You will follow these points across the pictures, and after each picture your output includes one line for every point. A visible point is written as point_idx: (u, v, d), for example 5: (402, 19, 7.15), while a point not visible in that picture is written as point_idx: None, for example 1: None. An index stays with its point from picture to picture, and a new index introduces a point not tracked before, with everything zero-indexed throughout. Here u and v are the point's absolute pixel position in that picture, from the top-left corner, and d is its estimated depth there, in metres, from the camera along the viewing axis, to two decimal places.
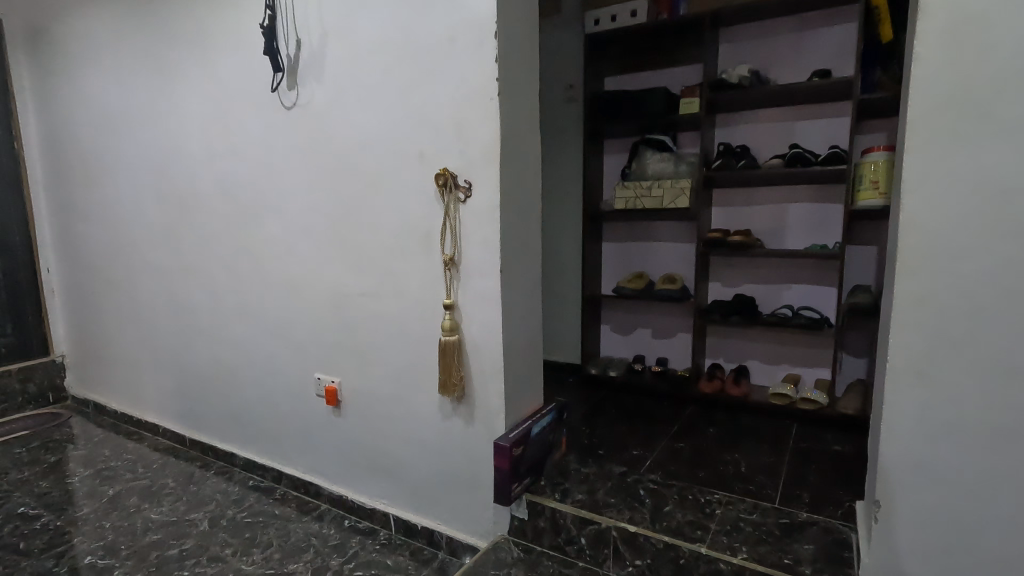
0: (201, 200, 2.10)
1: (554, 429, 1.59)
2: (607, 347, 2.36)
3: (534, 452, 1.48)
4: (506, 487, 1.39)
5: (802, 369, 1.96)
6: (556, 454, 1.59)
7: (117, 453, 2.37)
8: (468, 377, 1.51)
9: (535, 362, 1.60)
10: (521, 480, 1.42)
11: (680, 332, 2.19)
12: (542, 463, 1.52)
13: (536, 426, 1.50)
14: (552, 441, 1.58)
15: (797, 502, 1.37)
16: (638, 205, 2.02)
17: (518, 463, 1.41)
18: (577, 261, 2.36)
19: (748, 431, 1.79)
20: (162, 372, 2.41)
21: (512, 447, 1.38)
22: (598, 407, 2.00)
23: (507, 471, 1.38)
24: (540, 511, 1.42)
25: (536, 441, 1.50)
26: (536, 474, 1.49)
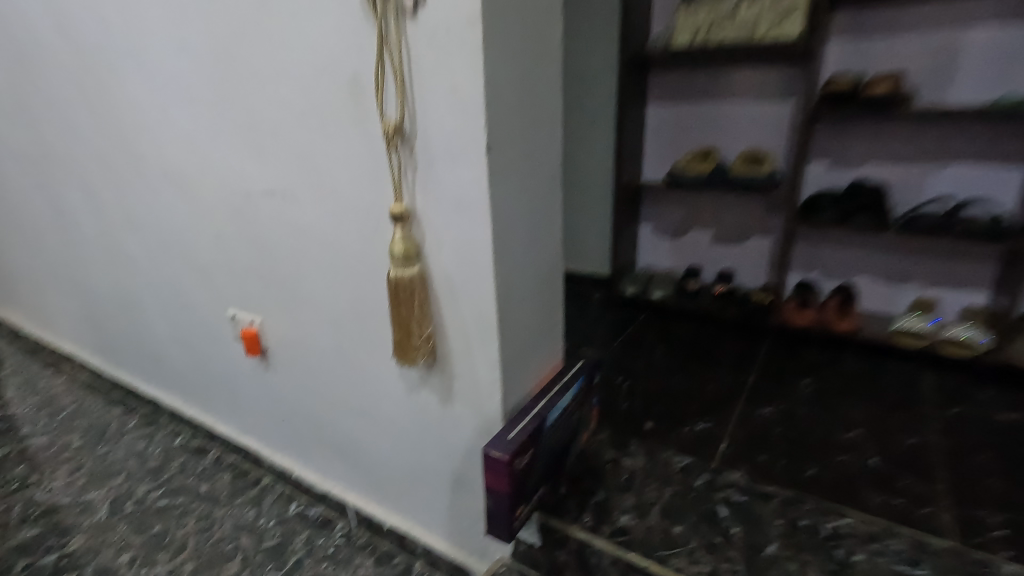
0: (39, 43, 1.37)
1: (580, 406, 1.01)
2: (647, 255, 1.73)
3: (549, 455, 0.92)
4: (505, 520, 0.84)
5: (942, 291, 1.35)
6: (584, 440, 1.04)
7: (22, 394, 1.88)
8: (440, 335, 0.91)
9: (552, 301, 1.00)
10: (529, 503, 0.88)
11: (755, 235, 1.54)
12: (563, 463, 0.97)
13: (554, 413, 0.92)
14: (578, 426, 1.01)
15: (986, 541, 0.84)
16: (711, 38, 1.35)
17: (525, 481, 0.85)
18: (609, 134, 1.67)
19: (864, 386, 1.22)
20: (62, 292, 1.84)
21: (515, 462, 0.81)
22: (639, 345, 1.42)
23: (507, 498, 0.83)
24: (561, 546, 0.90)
25: (554, 436, 0.92)
26: (553, 482, 0.95)
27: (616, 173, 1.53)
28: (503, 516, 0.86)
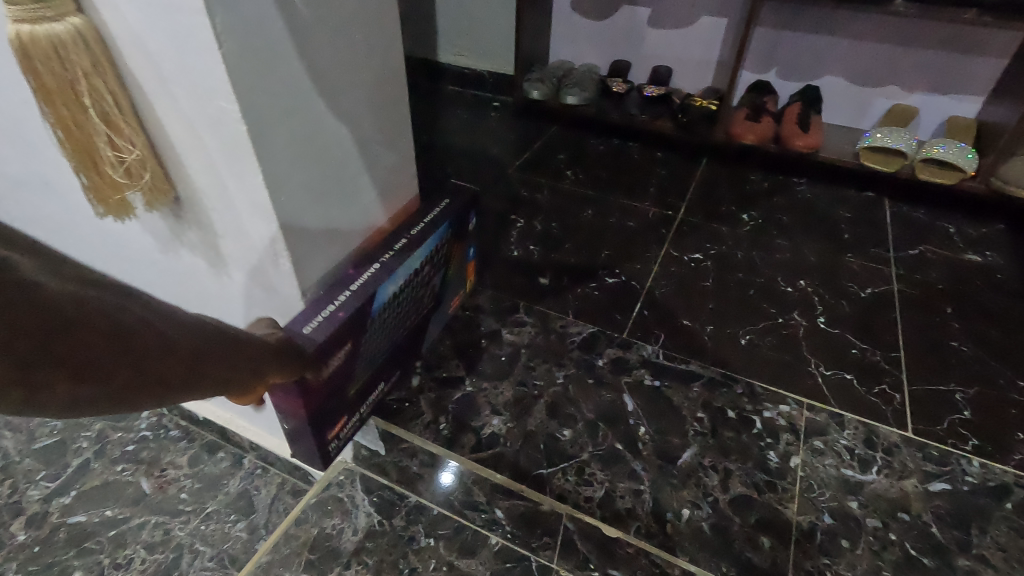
0: None
1: (433, 267, 0.68)
2: (563, 45, 1.29)
3: (380, 346, 0.63)
4: (324, 449, 0.59)
5: (920, 98, 1.06)
6: (441, 308, 0.73)
7: None
8: (166, 162, 0.49)
9: (382, 101, 0.59)
10: (357, 413, 0.62)
11: (704, 18, 1.13)
12: (406, 344, 0.68)
13: (385, 291, 0.59)
14: (430, 293, 0.69)
15: (949, 425, 0.67)
16: None
17: (343, 393, 0.58)
18: None
19: (817, 221, 0.97)
20: None
21: (318, 381, 0.52)
22: (543, 169, 1.07)
23: (317, 423, 0.56)
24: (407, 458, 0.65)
25: (386, 320, 0.62)
26: (392, 374, 0.66)
27: None
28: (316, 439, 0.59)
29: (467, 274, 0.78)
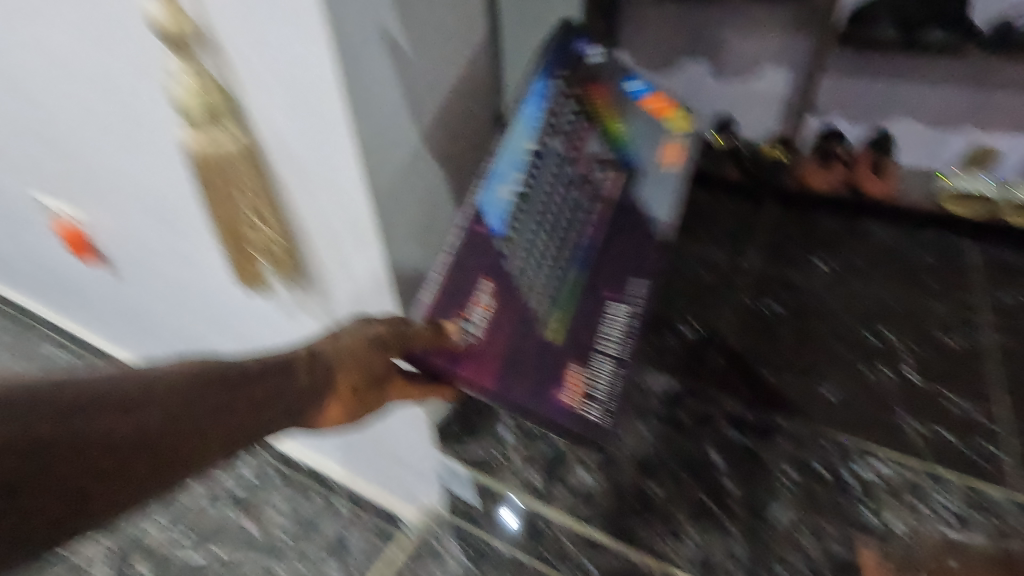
0: None
1: (570, 163, 0.66)
2: None
3: (538, 261, 0.63)
4: (512, 378, 0.59)
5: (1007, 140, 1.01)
6: (609, 185, 0.68)
7: None
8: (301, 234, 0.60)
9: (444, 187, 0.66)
10: (535, 333, 0.61)
11: (767, 66, 1.03)
12: (585, 257, 0.66)
13: (506, 161, 0.62)
14: (586, 207, 0.67)
15: None
16: None
17: (495, 318, 0.60)
18: None
19: (897, 263, 0.92)
20: None
21: (465, 268, 0.59)
22: None
23: (480, 361, 0.59)
24: (602, 367, 0.61)
25: (529, 223, 0.63)
26: (582, 293, 0.65)
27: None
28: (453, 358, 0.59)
29: (643, 105, 0.70)
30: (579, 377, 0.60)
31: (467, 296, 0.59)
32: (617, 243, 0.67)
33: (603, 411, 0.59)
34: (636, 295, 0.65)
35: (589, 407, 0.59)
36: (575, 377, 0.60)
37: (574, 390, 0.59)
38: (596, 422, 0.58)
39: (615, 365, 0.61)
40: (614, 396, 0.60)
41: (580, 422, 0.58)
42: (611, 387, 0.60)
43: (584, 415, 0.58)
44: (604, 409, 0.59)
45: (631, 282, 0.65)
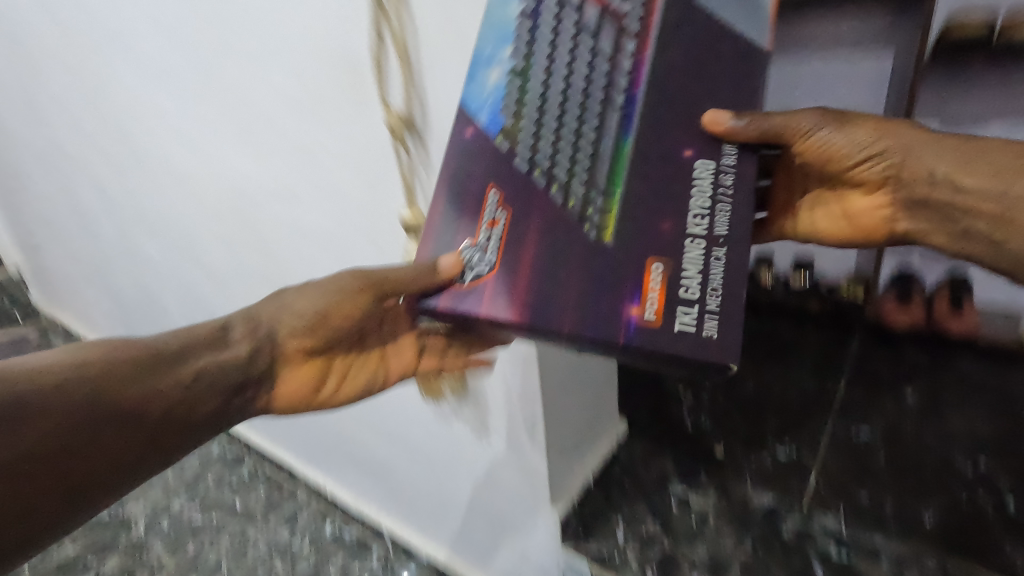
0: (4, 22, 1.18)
1: (581, 18, 0.54)
2: None
3: (566, 151, 0.54)
4: (559, 301, 0.51)
5: None
6: (642, 12, 0.53)
7: None
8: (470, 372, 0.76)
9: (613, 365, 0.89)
10: (574, 232, 0.53)
11: None
12: (625, 112, 0.53)
13: (488, 41, 0.54)
14: (608, 56, 0.53)
15: None
16: None
17: (511, 231, 0.54)
18: None
19: (996, 402, 0.95)
20: (98, 294, 1.79)
21: (464, 190, 0.56)
22: None
23: (507, 292, 0.53)
24: (690, 269, 0.50)
25: (541, 107, 0.54)
26: (629, 166, 0.53)
27: None
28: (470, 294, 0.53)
29: None
30: (658, 281, 0.50)
31: (476, 215, 0.55)
32: (672, 97, 0.53)
33: (715, 313, 0.50)
34: (725, 149, 0.53)
35: (683, 320, 0.49)
36: (656, 283, 0.50)
37: (653, 300, 0.50)
38: (703, 332, 0.49)
39: (711, 260, 0.51)
40: (717, 300, 0.50)
41: (679, 342, 0.49)
42: (704, 291, 0.50)
43: (676, 329, 0.49)
44: (716, 318, 0.49)
45: (709, 140, 0.53)
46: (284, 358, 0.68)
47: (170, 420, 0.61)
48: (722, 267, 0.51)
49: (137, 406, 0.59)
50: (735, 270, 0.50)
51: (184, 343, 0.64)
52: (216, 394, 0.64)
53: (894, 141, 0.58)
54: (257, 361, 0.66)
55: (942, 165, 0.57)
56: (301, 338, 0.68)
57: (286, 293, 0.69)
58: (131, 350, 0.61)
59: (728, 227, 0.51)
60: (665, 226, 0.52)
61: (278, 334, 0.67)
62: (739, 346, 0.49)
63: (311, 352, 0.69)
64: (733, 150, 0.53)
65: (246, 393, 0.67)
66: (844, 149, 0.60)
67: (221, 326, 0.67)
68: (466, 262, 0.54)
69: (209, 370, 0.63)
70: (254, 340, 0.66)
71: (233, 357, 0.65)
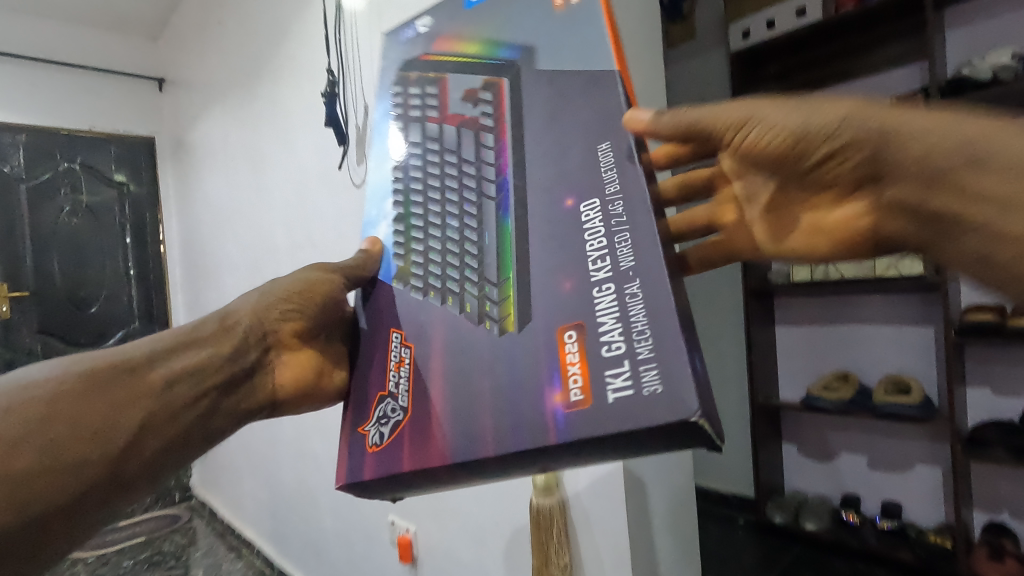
0: (264, 272, 1.72)
1: (443, 139, 0.46)
2: (795, 478, 1.69)
3: (454, 258, 0.43)
4: (479, 420, 0.37)
5: None
6: (492, 105, 0.42)
7: (202, 557, 2.04)
8: (577, 562, 0.93)
9: (691, 497, 1.03)
10: (478, 338, 0.39)
11: (920, 466, 1.43)
12: (500, 198, 0.40)
13: (373, 204, 0.52)
14: (473, 155, 0.43)
15: None
16: (832, 274, 1.45)
17: (417, 364, 0.43)
18: (743, 352, 1.81)
19: None
20: (242, 480, 2.06)
21: (377, 335, 0.48)
22: None
23: (425, 433, 0.40)
24: (606, 320, 0.33)
25: (427, 231, 0.46)
26: (518, 242, 0.39)
27: (751, 393, 1.64)
28: (392, 452, 0.41)
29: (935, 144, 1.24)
30: (576, 351, 0.34)
31: (387, 362, 0.46)
32: (542, 160, 0.39)
33: (650, 360, 0.31)
34: (605, 175, 0.36)
35: (614, 387, 0.31)
36: (574, 354, 0.34)
37: (575, 373, 0.33)
38: (643, 391, 0.30)
39: (624, 299, 0.33)
40: (647, 341, 0.31)
41: (621, 414, 0.31)
42: (628, 334, 0.32)
43: (611, 398, 0.31)
44: (655, 367, 0.30)
45: (591, 174, 0.36)
46: (270, 346, 0.54)
47: (142, 437, 0.45)
48: (643, 299, 0.32)
49: (103, 418, 0.44)
50: (662, 294, 0.32)
51: (154, 347, 0.49)
52: (209, 385, 0.49)
53: (857, 131, 0.36)
54: (244, 356, 0.52)
55: (956, 139, 0.33)
56: (295, 319, 0.55)
57: (253, 292, 0.57)
58: (90, 362, 0.47)
59: (633, 254, 0.33)
60: (566, 284, 0.35)
61: (258, 322, 0.54)
62: (696, 377, 0.29)
63: (300, 337, 0.55)
64: (612, 156, 0.36)
65: (236, 395, 0.51)
66: (795, 139, 0.38)
67: (207, 320, 0.53)
68: (380, 415, 0.44)
69: (191, 371, 0.49)
70: (240, 330, 0.53)
71: (220, 351, 0.51)
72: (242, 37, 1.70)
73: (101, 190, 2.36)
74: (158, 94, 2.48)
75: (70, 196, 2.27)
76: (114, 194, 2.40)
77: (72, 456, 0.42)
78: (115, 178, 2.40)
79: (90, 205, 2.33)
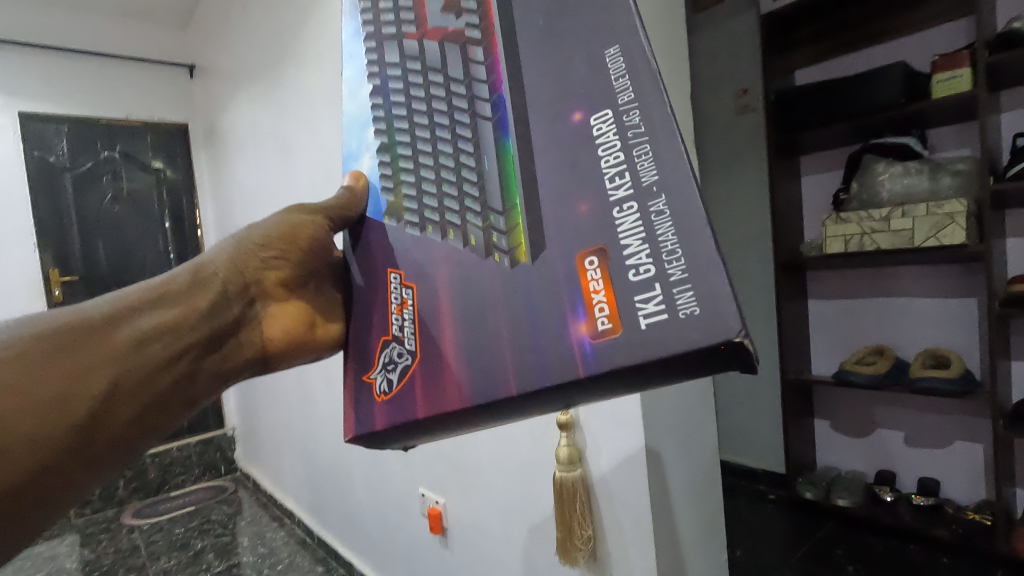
0: None
1: (423, 58, 0.40)
2: (827, 453, 1.66)
3: (451, 188, 0.38)
4: (494, 360, 0.34)
5: None
6: (477, 14, 0.36)
7: (247, 525, 2.14)
8: (601, 536, 0.94)
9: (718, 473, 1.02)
10: (486, 273, 0.35)
11: (960, 443, 1.39)
12: (496, 117, 0.35)
13: (353, 136, 0.48)
14: (461, 73, 0.37)
15: None
16: (866, 245, 1.39)
17: (419, 306, 0.40)
18: (774, 327, 1.77)
19: None
20: (281, 455, 2.14)
21: (375, 277, 0.45)
22: (825, 560, 1.33)
23: (436, 378, 0.37)
24: (630, 243, 0.29)
25: (416, 160, 0.41)
26: (522, 167, 0.33)
27: (781, 368, 1.61)
28: (402, 398, 0.40)
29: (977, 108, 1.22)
30: (600, 279, 0.30)
31: (387, 306, 0.43)
32: (541, 72, 0.33)
33: (684, 281, 0.27)
34: (616, 83, 0.30)
35: (645, 314, 0.28)
36: (597, 282, 0.30)
37: (601, 304, 0.29)
38: (677, 316, 0.27)
39: (649, 218, 0.29)
40: (679, 262, 0.27)
41: (656, 343, 0.27)
42: (658, 255, 0.28)
43: (642, 326, 0.28)
44: (692, 289, 0.27)
45: (601, 81, 0.31)
46: (255, 298, 0.53)
47: (116, 403, 0.44)
48: (670, 217, 0.28)
49: (71, 382, 0.42)
50: (694, 210, 0.28)
51: (122, 304, 0.47)
52: (185, 344, 0.48)
53: None
54: (226, 310, 0.51)
55: None
56: (278, 266, 0.53)
57: (230, 241, 0.54)
58: (48, 322, 0.44)
59: (657, 168, 0.29)
60: (582, 207, 0.31)
61: (237, 272, 0.52)
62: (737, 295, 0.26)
63: (287, 286, 0.54)
64: (623, 62, 0.30)
65: (219, 352, 0.50)
66: None
67: (181, 274, 0.51)
68: (387, 361, 0.42)
69: (164, 330, 0.47)
70: (217, 283, 0.51)
71: (196, 307, 0.49)
72: (266, 21, 1.71)
73: (140, 176, 2.44)
74: (189, 82, 2.52)
75: (111, 183, 2.36)
76: (152, 180, 2.47)
77: (39, 426, 0.40)
78: (153, 165, 2.47)
79: (130, 192, 2.42)
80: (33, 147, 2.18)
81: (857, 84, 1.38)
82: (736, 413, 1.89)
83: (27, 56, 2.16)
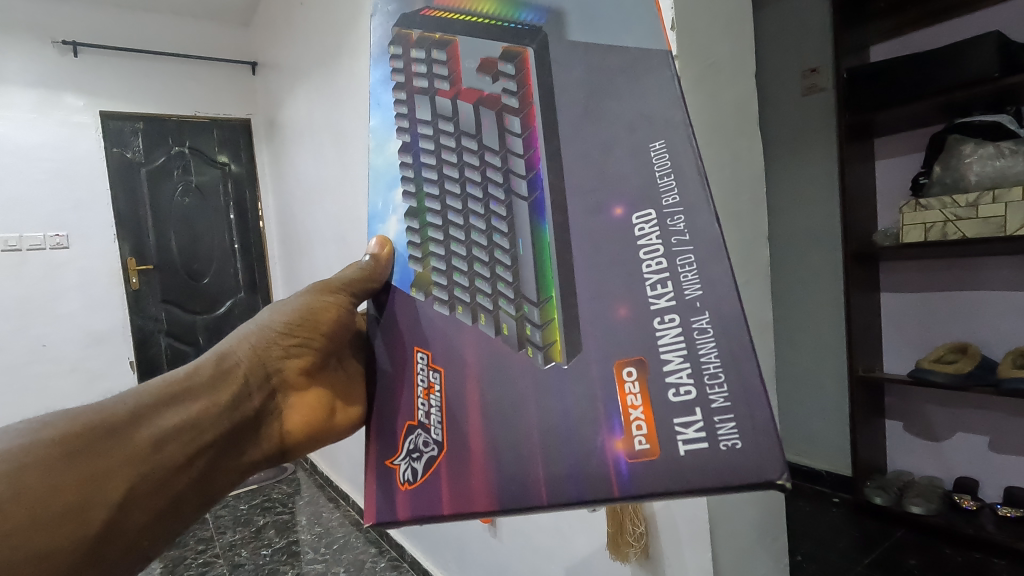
0: (349, 247, 1.80)
1: (457, 119, 0.42)
2: (899, 457, 1.56)
3: (483, 267, 0.41)
4: (526, 463, 0.37)
5: None
6: (516, 80, 0.38)
7: (307, 505, 2.22)
8: (653, 533, 0.91)
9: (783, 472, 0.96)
10: (518, 365, 0.38)
11: None
12: (534, 198, 0.38)
13: (378, 195, 0.48)
14: (497, 142, 0.39)
15: None
16: (948, 233, 1.28)
17: (448, 394, 0.42)
18: (840, 322, 1.68)
19: None
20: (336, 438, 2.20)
21: (401, 354, 0.47)
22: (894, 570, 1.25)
23: (463, 471, 0.40)
24: (670, 358, 0.32)
25: (447, 231, 0.43)
26: (559, 263, 0.37)
27: (849, 365, 1.51)
28: (427, 490, 0.42)
29: None
30: (638, 393, 0.33)
31: (412, 387, 0.45)
32: (584, 159, 0.36)
33: (726, 411, 0.31)
34: (661, 182, 0.34)
35: (685, 439, 0.31)
36: (635, 397, 0.33)
37: (638, 421, 0.33)
38: (719, 445, 0.30)
39: (692, 334, 0.32)
40: (720, 388, 0.31)
41: (694, 466, 0.31)
42: (699, 377, 0.32)
43: (681, 451, 0.31)
44: (733, 421, 0.30)
45: (644, 180, 0.34)
46: (275, 389, 0.55)
47: (131, 507, 0.45)
48: (712, 341, 0.32)
49: (91, 484, 0.43)
50: (737, 337, 0.31)
51: (144, 401, 0.48)
52: (204, 443, 0.49)
53: None
54: (245, 403, 0.52)
55: None
56: (301, 355, 0.55)
57: (251, 326, 0.56)
58: (70, 422, 0.45)
59: (700, 283, 0.32)
60: (621, 312, 0.34)
61: (259, 363, 0.54)
62: (777, 431, 0.29)
63: (307, 373, 0.56)
64: (668, 159, 0.34)
65: (236, 448, 0.52)
66: None
67: (205, 365, 0.52)
68: (412, 449, 0.44)
69: (182, 429, 0.48)
70: (239, 374, 0.53)
71: (217, 402, 0.51)
72: (323, 17, 1.74)
73: (207, 170, 2.57)
74: (252, 78, 2.62)
75: (182, 177, 2.50)
76: (218, 174, 2.59)
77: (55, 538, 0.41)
78: (219, 159, 2.59)
79: (199, 185, 2.55)
80: (113, 144, 2.33)
81: (938, 61, 1.27)
82: (798, 413, 1.81)
83: (107, 57, 2.30)
